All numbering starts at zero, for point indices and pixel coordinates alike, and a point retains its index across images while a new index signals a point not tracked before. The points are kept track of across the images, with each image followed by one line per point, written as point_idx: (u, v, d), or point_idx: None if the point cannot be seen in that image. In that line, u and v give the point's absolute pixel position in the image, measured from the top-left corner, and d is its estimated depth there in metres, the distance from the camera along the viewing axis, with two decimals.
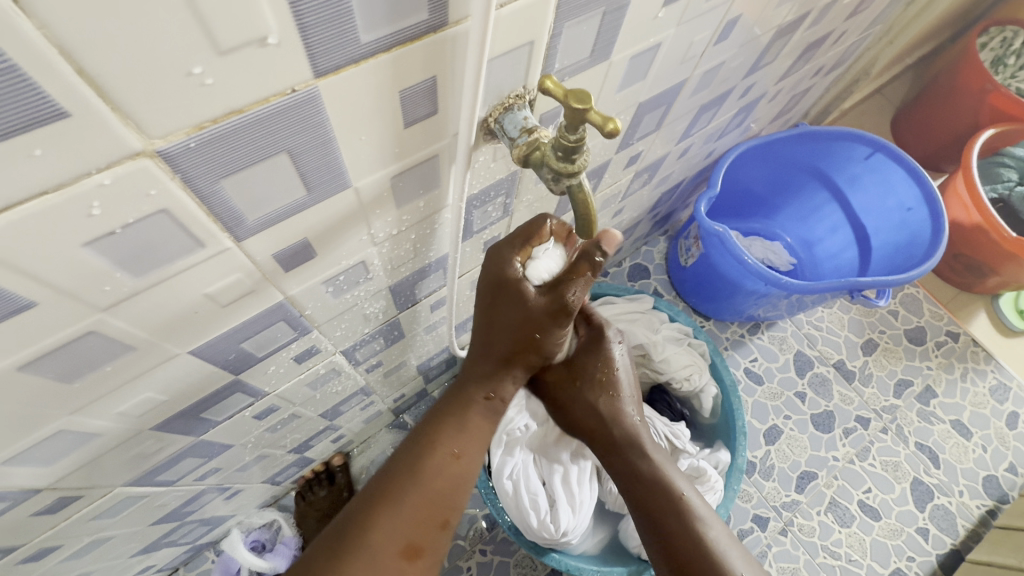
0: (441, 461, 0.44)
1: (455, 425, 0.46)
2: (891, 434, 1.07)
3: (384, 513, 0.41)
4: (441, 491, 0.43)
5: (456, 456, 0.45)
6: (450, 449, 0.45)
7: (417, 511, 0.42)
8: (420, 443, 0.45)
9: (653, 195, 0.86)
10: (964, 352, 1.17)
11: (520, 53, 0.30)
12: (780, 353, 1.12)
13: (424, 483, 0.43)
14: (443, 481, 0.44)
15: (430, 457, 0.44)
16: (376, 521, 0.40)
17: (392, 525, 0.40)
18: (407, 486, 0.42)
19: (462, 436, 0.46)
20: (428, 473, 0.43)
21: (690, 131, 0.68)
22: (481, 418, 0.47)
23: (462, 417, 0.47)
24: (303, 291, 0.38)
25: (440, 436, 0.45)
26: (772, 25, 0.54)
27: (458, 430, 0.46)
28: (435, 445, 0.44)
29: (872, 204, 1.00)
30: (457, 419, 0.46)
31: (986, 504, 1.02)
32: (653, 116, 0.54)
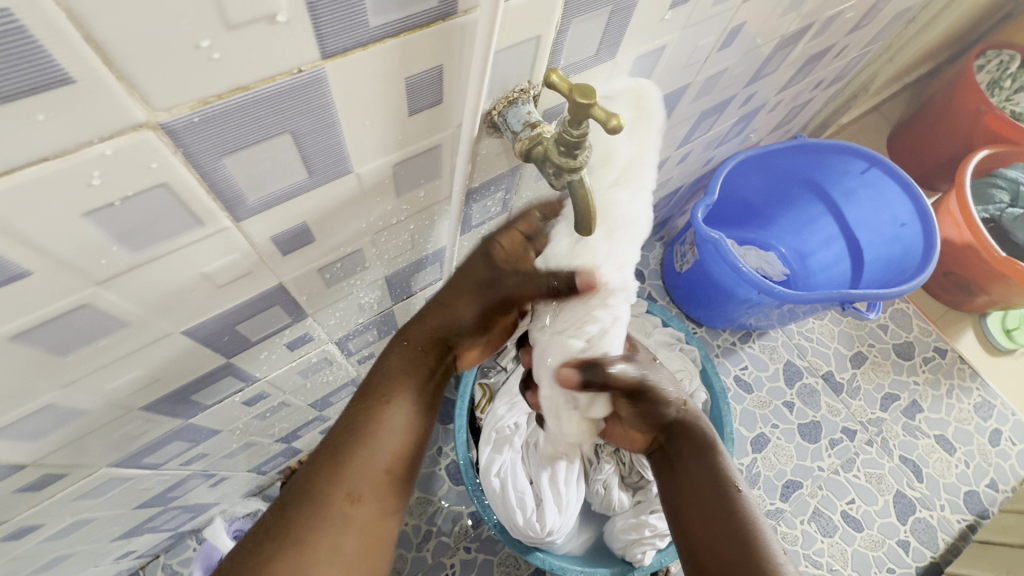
0: (376, 408, 0.43)
1: (388, 376, 0.45)
2: (877, 446, 1.08)
3: (322, 465, 0.41)
4: (380, 438, 0.42)
5: (395, 404, 0.44)
6: (383, 396, 0.44)
7: (357, 462, 0.41)
8: (357, 395, 0.45)
9: (651, 200, 0.86)
10: (950, 368, 1.18)
11: (527, 47, 0.31)
12: (770, 362, 1.13)
13: (358, 432, 0.42)
14: (381, 429, 0.43)
15: (363, 406, 0.43)
16: (315, 477, 0.40)
17: (329, 475, 0.40)
18: (341, 439, 0.42)
19: (397, 384, 0.45)
20: (363, 422, 0.43)
21: (689, 137, 0.69)
22: (412, 365, 0.46)
23: (387, 364, 0.46)
24: (299, 276, 0.38)
25: (372, 385, 0.44)
26: (776, 34, 0.55)
27: (390, 377, 0.45)
28: (368, 395, 0.44)
29: (866, 219, 1.01)
30: (387, 368, 0.46)
31: (967, 519, 1.03)
32: None
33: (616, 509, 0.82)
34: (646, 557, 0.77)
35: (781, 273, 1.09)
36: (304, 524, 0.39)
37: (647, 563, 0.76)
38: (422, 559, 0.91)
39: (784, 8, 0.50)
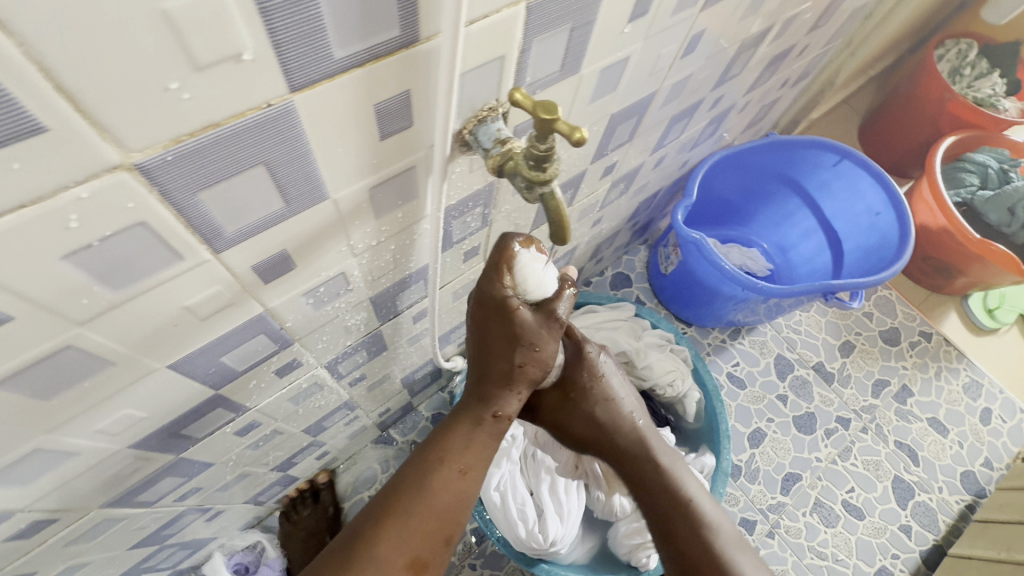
0: (447, 477, 0.49)
1: (461, 444, 0.51)
2: (872, 433, 1.09)
3: (389, 529, 0.46)
4: (443, 507, 0.49)
5: (462, 475, 0.50)
6: (457, 466, 0.50)
7: (421, 530, 0.47)
8: (428, 461, 0.50)
9: (631, 205, 0.88)
10: (937, 350, 1.19)
11: (492, 67, 0.32)
12: (761, 357, 1.14)
13: (426, 500, 0.48)
14: (447, 498, 0.49)
15: (436, 473, 0.49)
16: (382, 538, 0.46)
17: (397, 540, 0.46)
18: (417, 516, 0.47)
19: (467, 454, 0.51)
20: (432, 488, 0.49)
21: (662, 142, 0.70)
22: (484, 435, 0.52)
23: (466, 432, 0.52)
24: (283, 303, 0.38)
25: (449, 454, 0.50)
26: (737, 37, 0.57)
27: (465, 446, 0.51)
28: (442, 463, 0.50)
29: (842, 210, 1.04)
30: (462, 436, 0.51)
31: (965, 500, 1.04)
32: (625, 126, 0.56)
33: (618, 514, 0.82)
34: (651, 560, 0.77)
35: (765, 268, 1.11)
36: None
37: (653, 567, 0.77)
38: None
39: (742, 12, 0.52)
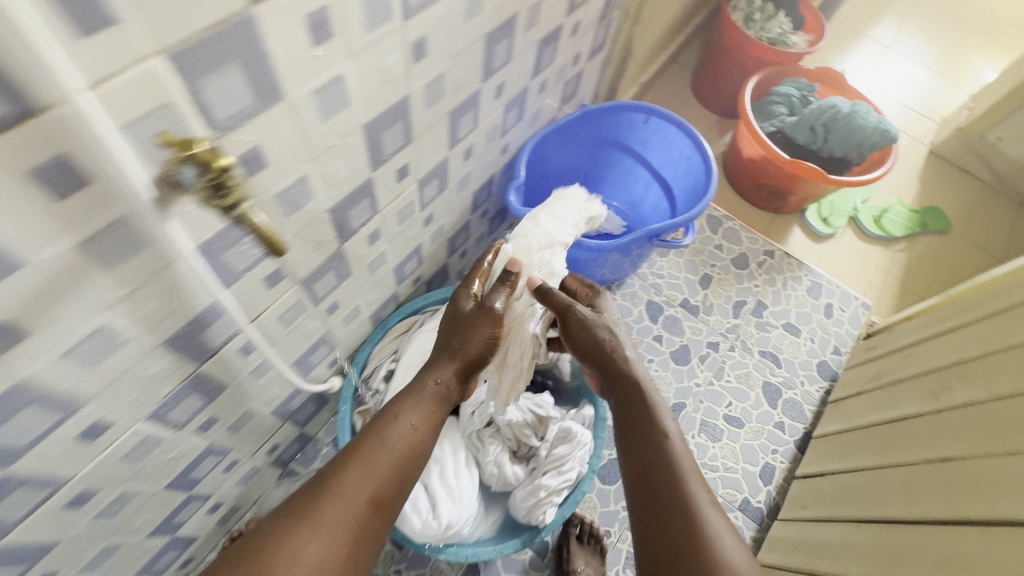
0: (403, 430, 0.67)
1: (413, 402, 0.70)
2: (738, 349, 1.21)
3: (352, 468, 0.62)
4: (396, 449, 0.66)
5: (411, 429, 0.68)
6: (410, 423, 0.68)
7: (381, 468, 0.63)
8: (385, 419, 0.68)
9: (464, 197, 0.93)
10: (780, 264, 1.34)
11: (162, 113, 0.35)
12: (633, 307, 1.24)
13: (384, 446, 0.65)
14: (397, 446, 0.66)
15: (395, 428, 0.67)
16: (347, 473, 0.61)
17: (358, 479, 0.61)
18: (375, 455, 0.64)
19: (415, 415, 0.69)
20: (386, 437, 0.66)
21: (458, 136, 0.76)
22: (430, 397, 0.72)
23: (417, 395, 0.71)
24: (39, 369, 0.39)
25: (395, 411, 0.69)
26: (477, 33, 0.63)
27: (414, 408, 0.70)
28: (397, 418, 0.68)
29: (665, 159, 1.16)
30: (415, 398, 0.71)
31: (823, 386, 1.19)
32: (393, 131, 0.60)
33: (514, 482, 0.88)
34: (547, 515, 0.84)
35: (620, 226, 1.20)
36: (334, 503, 0.59)
37: (550, 521, 0.84)
38: None
39: (465, 11, 0.58)
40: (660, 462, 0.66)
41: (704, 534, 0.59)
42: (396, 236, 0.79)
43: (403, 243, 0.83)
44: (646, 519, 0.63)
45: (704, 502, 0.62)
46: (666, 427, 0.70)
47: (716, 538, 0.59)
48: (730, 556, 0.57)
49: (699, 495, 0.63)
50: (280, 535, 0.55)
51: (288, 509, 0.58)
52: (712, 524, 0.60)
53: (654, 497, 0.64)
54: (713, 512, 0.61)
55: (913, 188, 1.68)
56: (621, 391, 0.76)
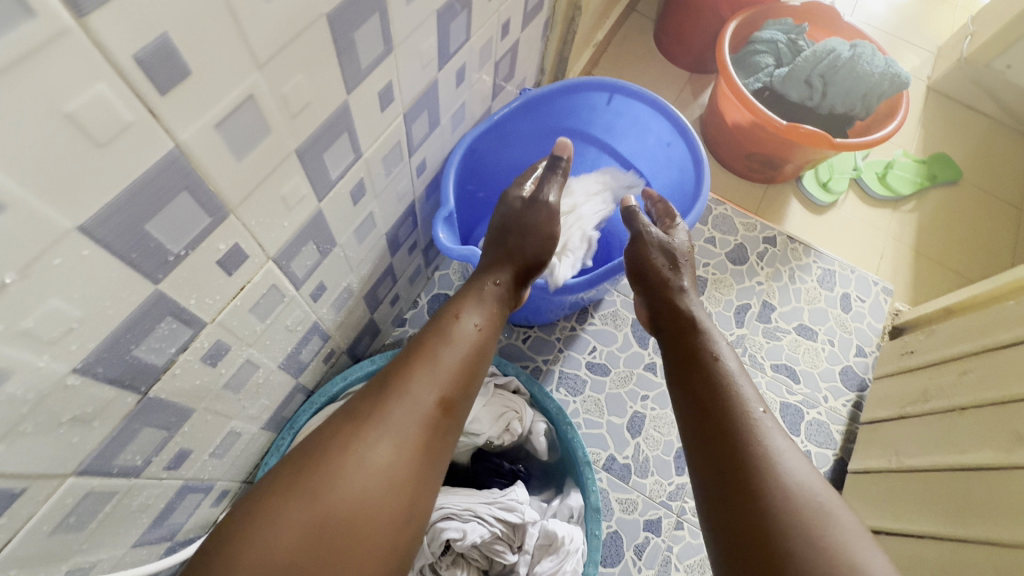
0: (463, 327, 0.62)
1: (472, 301, 0.66)
2: (747, 368, 1.00)
3: (415, 369, 0.56)
4: (458, 347, 0.60)
5: (472, 330, 0.63)
6: (472, 321, 0.63)
7: (445, 369, 0.57)
8: (446, 316, 0.63)
9: (374, 242, 0.67)
10: (784, 253, 1.11)
11: None
12: (617, 331, 1.01)
13: (446, 343, 0.60)
14: (459, 346, 0.60)
15: (454, 325, 0.62)
16: (409, 373, 0.56)
17: (422, 380, 0.56)
18: (438, 353, 0.58)
19: (473, 313, 0.64)
20: (446, 335, 0.61)
21: (331, 178, 0.49)
22: (488, 297, 0.68)
23: (474, 296, 0.67)
24: None
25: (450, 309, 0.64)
26: (307, 19, 0.36)
27: (473, 308, 0.65)
28: (455, 315, 0.63)
29: (638, 147, 0.91)
30: (474, 296, 0.67)
31: (850, 399, 0.99)
32: (172, 215, 0.34)
33: None
34: None
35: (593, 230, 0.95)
36: (397, 406, 0.53)
37: None
38: None
39: None
40: (713, 389, 0.56)
41: (764, 462, 0.48)
42: (264, 334, 0.53)
43: (282, 334, 0.57)
44: (699, 437, 0.53)
45: (772, 427, 0.52)
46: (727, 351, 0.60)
47: (787, 467, 0.48)
48: (803, 488, 0.46)
49: (761, 419, 0.52)
50: (351, 431, 0.51)
51: (351, 412, 0.53)
52: (784, 452, 0.49)
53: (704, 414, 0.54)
54: (782, 438, 0.51)
55: (917, 135, 1.47)
56: (668, 318, 0.67)
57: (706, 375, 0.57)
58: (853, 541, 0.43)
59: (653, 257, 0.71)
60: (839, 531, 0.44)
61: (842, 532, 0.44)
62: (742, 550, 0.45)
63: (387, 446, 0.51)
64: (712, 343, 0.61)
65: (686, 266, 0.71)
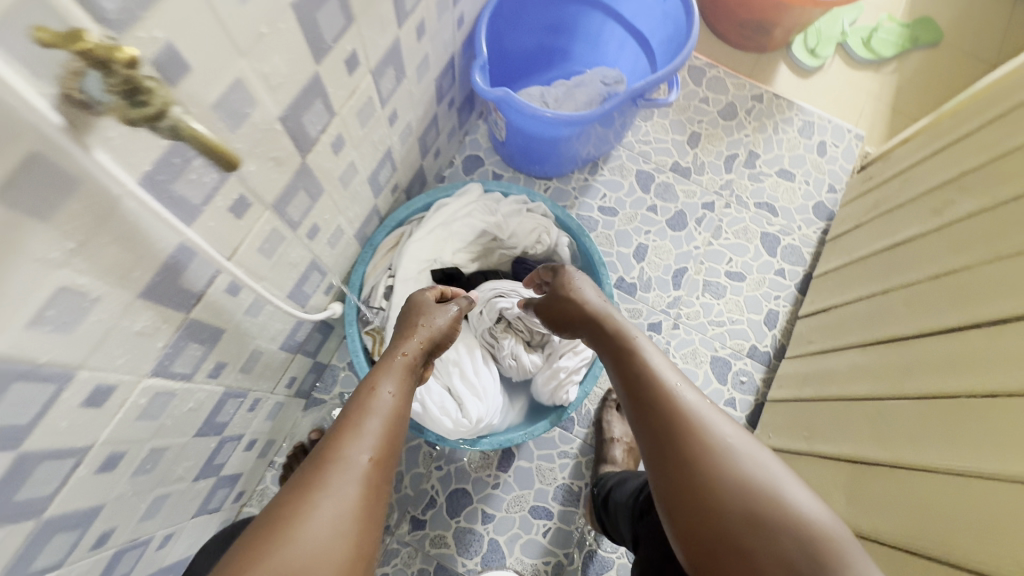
0: (381, 394, 0.59)
1: (384, 370, 0.63)
2: (734, 206, 1.19)
3: (342, 434, 0.52)
4: (382, 406, 0.57)
5: (392, 394, 0.59)
6: (385, 388, 0.60)
7: (376, 432, 0.54)
8: (362, 388, 0.60)
9: (426, 85, 0.83)
10: (769, 108, 1.26)
11: (31, 6, 0.27)
12: (623, 180, 1.18)
13: (369, 408, 0.56)
14: (386, 410, 0.57)
15: (370, 394, 0.58)
16: (337, 440, 0.52)
17: (352, 441, 0.52)
18: (362, 417, 0.55)
19: (388, 381, 0.61)
20: (367, 402, 0.57)
21: (405, 9, 0.65)
22: (399, 366, 0.65)
23: (387, 366, 0.64)
24: (12, 344, 0.36)
25: (366, 380, 0.60)
26: None
27: (384, 376, 0.62)
28: (372, 386, 0.60)
29: (638, 7, 1.04)
30: (386, 367, 0.63)
31: (820, 227, 1.18)
32: (329, 7, 0.51)
33: (532, 370, 0.90)
34: (570, 394, 0.87)
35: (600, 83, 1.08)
36: (333, 472, 0.49)
37: (574, 399, 0.86)
38: (406, 496, 0.99)
39: None
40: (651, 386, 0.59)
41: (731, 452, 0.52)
42: (361, 142, 0.71)
43: (370, 149, 0.75)
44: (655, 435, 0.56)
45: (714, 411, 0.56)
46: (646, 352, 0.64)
47: (722, 445, 0.53)
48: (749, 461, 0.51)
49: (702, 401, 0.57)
50: (294, 507, 0.46)
51: (278, 500, 0.47)
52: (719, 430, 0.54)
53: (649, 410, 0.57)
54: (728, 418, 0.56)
55: None
56: (597, 332, 0.70)
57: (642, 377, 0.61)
58: (792, 492, 0.49)
59: (562, 306, 0.75)
60: (779, 487, 0.50)
61: (783, 486, 0.50)
62: (701, 530, 0.50)
63: (331, 508, 0.46)
64: (626, 348, 0.65)
65: (586, 287, 0.75)
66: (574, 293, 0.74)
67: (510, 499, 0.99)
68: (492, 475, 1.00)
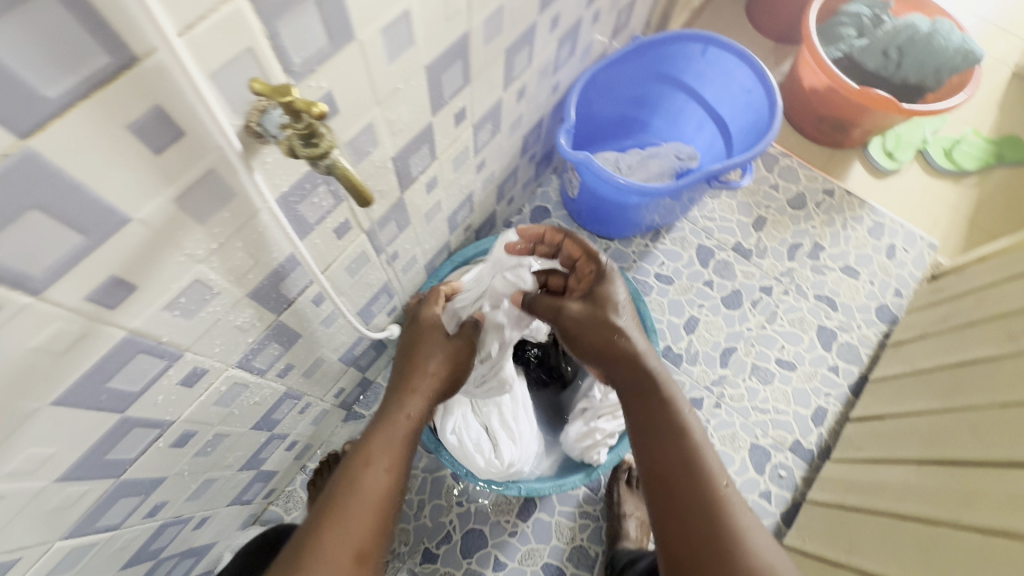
0: (371, 475, 0.58)
1: (381, 442, 0.61)
2: (793, 293, 1.18)
3: (326, 531, 0.53)
4: (369, 493, 0.57)
5: (387, 472, 0.59)
6: (379, 464, 0.59)
7: (358, 524, 0.55)
8: (357, 461, 0.59)
9: (515, 140, 0.90)
10: (840, 204, 1.27)
11: (244, 60, 0.34)
12: (683, 252, 1.21)
13: (355, 496, 0.56)
14: (375, 497, 0.57)
15: (361, 475, 0.58)
16: (319, 537, 0.53)
17: (336, 540, 0.53)
18: (349, 507, 0.55)
19: (386, 453, 0.60)
20: (356, 487, 0.57)
21: (512, 75, 0.72)
22: (398, 429, 0.62)
23: (383, 433, 0.61)
24: (146, 321, 0.41)
25: (363, 456, 0.59)
26: None
27: (381, 447, 0.60)
28: (366, 462, 0.59)
29: (722, 94, 1.09)
30: (381, 440, 0.61)
31: (881, 330, 1.15)
32: (453, 71, 0.57)
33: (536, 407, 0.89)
34: (601, 456, 0.86)
35: (674, 158, 1.12)
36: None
37: (603, 461, 0.86)
38: (423, 526, 0.99)
39: None
40: (687, 490, 0.59)
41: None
42: (450, 184, 0.77)
43: (456, 191, 0.81)
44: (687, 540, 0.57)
45: (751, 526, 0.57)
46: (686, 418, 0.64)
47: (741, 536, 0.56)
48: (758, 552, 0.55)
49: (742, 515, 0.58)
50: None
51: None
52: (737, 514, 0.57)
53: (688, 519, 0.57)
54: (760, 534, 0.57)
55: (992, 116, 1.53)
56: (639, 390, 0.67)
57: (681, 470, 0.60)
58: None
59: (601, 335, 0.68)
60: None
61: None
62: None
63: None
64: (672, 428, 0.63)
65: (631, 328, 0.69)
66: (625, 332, 0.68)
67: (524, 550, 0.98)
68: (511, 522, 1.00)
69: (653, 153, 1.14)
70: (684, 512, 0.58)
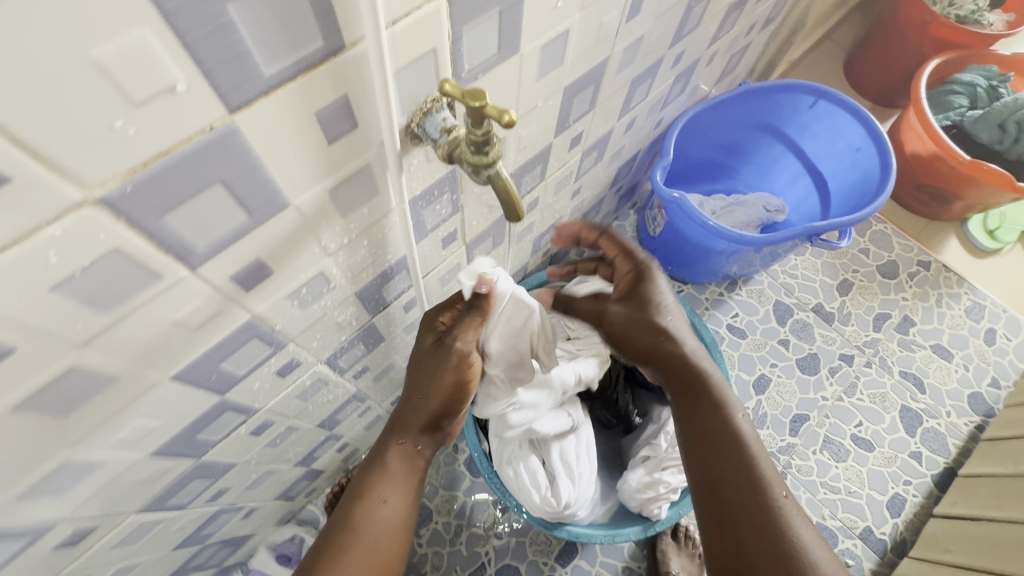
0: (373, 509, 0.55)
1: (381, 476, 0.57)
2: (876, 366, 1.10)
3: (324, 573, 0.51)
4: (372, 531, 0.54)
5: (392, 509, 0.56)
6: (379, 496, 0.56)
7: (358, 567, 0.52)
8: (354, 495, 0.56)
9: (610, 170, 0.88)
10: (935, 278, 1.19)
11: (426, 61, 0.33)
12: (760, 305, 1.15)
13: (355, 531, 0.54)
14: (378, 535, 0.54)
15: (363, 509, 0.55)
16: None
17: None
18: (349, 545, 0.53)
19: (388, 485, 0.57)
20: (358, 520, 0.54)
21: (629, 106, 0.71)
22: (399, 458, 0.59)
23: (384, 465, 0.58)
24: (268, 307, 0.40)
25: (367, 490, 0.56)
26: None
27: (383, 481, 0.57)
28: (364, 496, 0.56)
29: (824, 149, 1.05)
30: (382, 471, 0.58)
31: (974, 420, 1.05)
32: (584, 94, 0.56)
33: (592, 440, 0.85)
34: (662, 511, 0.82)
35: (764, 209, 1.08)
36: None
37: (664, 517, 0.82)
38: (457, 552, 0.95)
39: None
40: (737, 497, 0.54)
41: None
42: (547, 207, 0.76)
43: (549, 214, 0.80)
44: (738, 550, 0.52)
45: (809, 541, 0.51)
46: (738, 423, 0.59)
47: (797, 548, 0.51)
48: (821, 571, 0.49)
49: (800, 529, 0.52)
50: None
51: None
52: (795, 527, 0.52)
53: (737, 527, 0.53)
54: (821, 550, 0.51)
55: None
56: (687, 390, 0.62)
57: (728, 474, 0.56)
58: None
59: (647, 339, 0.61)
60: None
61: None
62: None
63: None
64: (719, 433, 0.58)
65: (678, 325, 0.62)
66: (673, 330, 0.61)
67: None
68: (549, 565, 0.94)
69: (741, 200, 1.10)
70: (735, 517, 0.54)
